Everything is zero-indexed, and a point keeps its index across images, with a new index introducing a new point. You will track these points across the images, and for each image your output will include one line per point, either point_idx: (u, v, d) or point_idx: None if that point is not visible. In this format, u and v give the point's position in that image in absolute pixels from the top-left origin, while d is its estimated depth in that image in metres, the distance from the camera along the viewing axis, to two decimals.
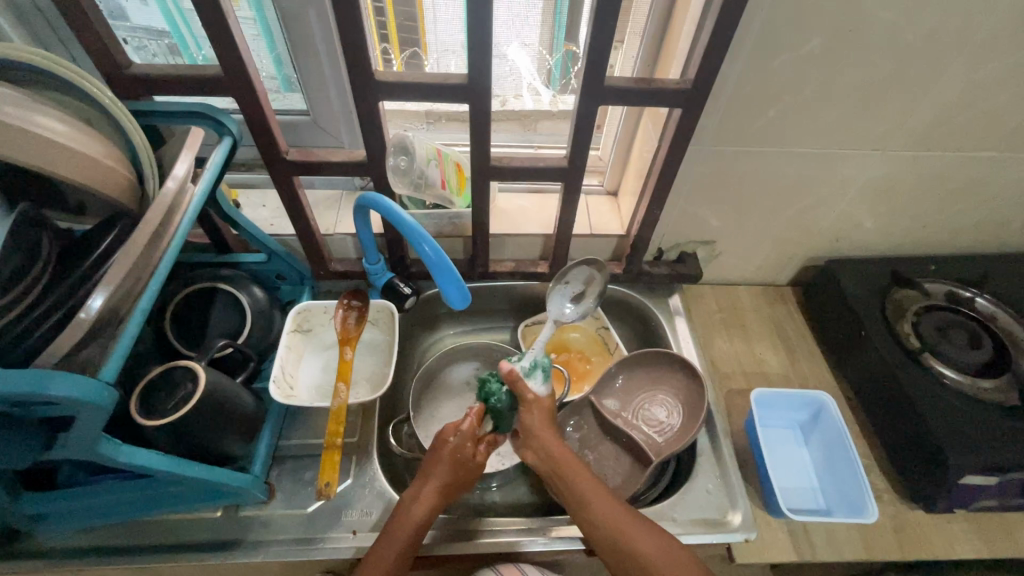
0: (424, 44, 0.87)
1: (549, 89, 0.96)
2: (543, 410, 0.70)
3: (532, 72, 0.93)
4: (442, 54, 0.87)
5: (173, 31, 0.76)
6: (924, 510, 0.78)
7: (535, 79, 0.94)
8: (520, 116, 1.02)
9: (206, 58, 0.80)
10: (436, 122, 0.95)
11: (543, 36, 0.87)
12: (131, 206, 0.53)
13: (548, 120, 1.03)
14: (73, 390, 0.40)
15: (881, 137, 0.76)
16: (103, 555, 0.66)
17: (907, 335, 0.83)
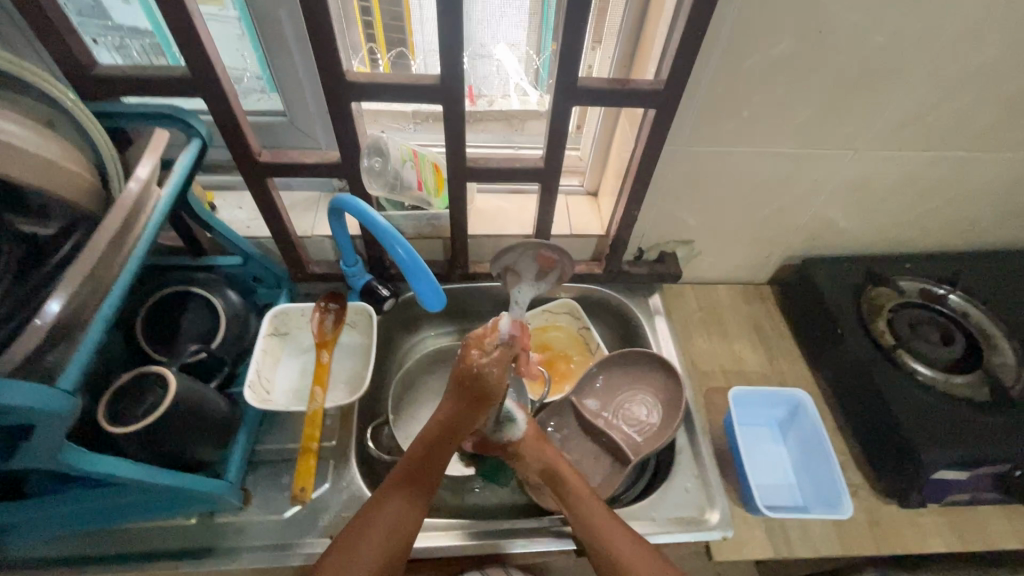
0: (410, 45, 0.87)
1: (537, 89, 0.95)
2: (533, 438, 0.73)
3: (520, 72, 0.93)
4: (429, 53, 0.88)
5: (156, 31, 0.75)
6: (898, 505, 0.79)
7: (523, 79, 0.94)
8: (505, 117, 0.98)
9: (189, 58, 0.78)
10: (422, 122, 0.94)
11: (530, 38, 0.88)
12: (94, 210, 0.52)
13: (535, 120, 1.00)
14: (28, 398, 0.39)
15: (852, 137, 0.76)
16: (73, 565, 0.65)
17: (881, 333, 0.85)
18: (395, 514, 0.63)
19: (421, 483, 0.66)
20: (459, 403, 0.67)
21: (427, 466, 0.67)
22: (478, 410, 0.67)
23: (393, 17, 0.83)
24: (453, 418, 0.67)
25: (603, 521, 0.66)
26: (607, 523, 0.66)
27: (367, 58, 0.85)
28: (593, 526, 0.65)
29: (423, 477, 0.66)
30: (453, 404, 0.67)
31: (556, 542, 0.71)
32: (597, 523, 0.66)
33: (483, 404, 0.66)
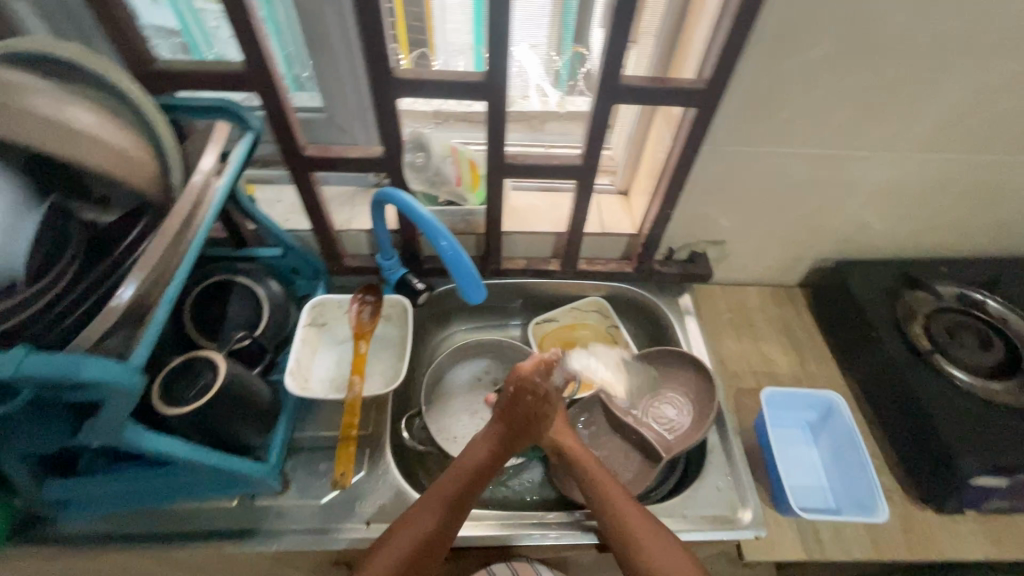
0: (432, 45, 0.88)
1: (557, 90, 0.95)
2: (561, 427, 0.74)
3: (540, 73, 0.93)
4: (450, 56, 0.88)
5: (184, 30, 0.77)
6: (934, 511, 0.78)
7: (544, 80, 0.94)
8: (528, 118, 1.01)
9: (216, 56, 0.81)
10: (443, 122, 0.94)
11: (552, 37, 0.88)
12: (156, 198, 0.53)
13: (554, 121, 1.02)
14: (103, 373, 0.41)
15: (893, 138, 0.76)
16: (124, 542, 0.67)
17: (917, 337, 0.84)
18: (436, 527, 0.63)
19: (466, 497, 0.66)
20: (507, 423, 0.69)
21: (474, 481, 0.67)
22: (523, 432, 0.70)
23: (417, 18, 0.84)
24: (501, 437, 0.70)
25: (650, 546, 0.63)
26: (656, 548, 0.63)
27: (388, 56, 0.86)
28: (637, 549, 0.63)
29: (469, 492, 0.66)
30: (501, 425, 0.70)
31: (588, 536, 0.72)
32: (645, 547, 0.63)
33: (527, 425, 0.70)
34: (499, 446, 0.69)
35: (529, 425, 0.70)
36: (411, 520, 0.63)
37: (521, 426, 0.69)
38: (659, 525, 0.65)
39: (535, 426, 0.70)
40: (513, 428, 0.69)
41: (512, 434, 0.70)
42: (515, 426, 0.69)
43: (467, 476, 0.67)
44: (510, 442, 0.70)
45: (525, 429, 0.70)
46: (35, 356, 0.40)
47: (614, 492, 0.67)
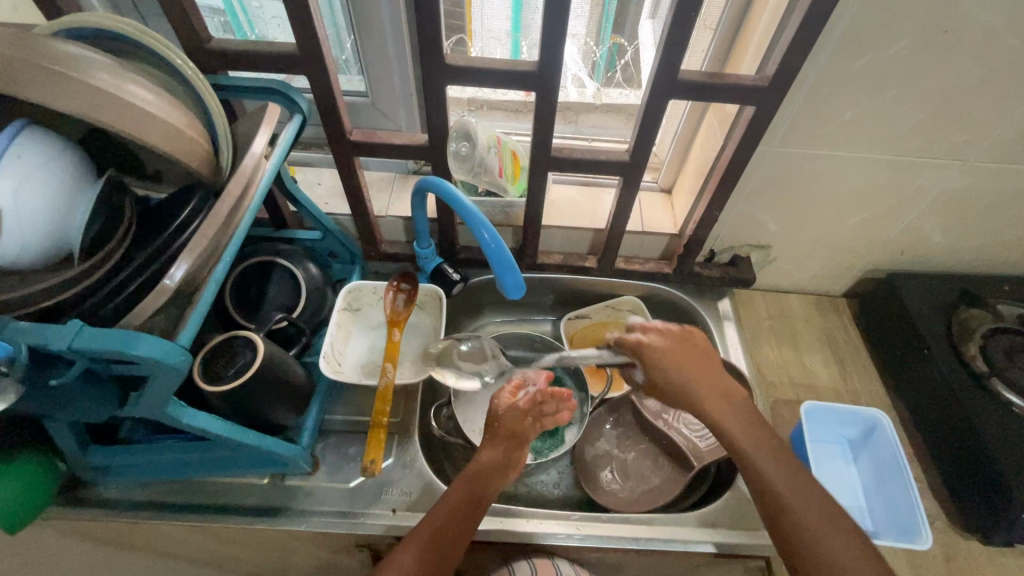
0: (469, 32, 0.85)
1: (593, 81, 0.93)
2: (694, 362, 0.64)
3: (577, 62, 0.90)
4: (487, 43, 0.86)
5: (227, 8, 0.77)
6: (979, 542, 0.74)
7: (581, 70, 0.92)
8: (562, 109, 0.97)
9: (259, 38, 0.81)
10: (477, 109, 0.93)
11: (590, 27, 0.84)
12: (207, 178, 0.53)
13: (590, 113, 0.97)
14: (154, 350, 0.42)
15: (964, 147, 0.71)
16: (160, 512, 0.69)
17: (972, 357, 0.77)
18: (455, 516, 0.61)
19: (481, 495, 0.63)
20: (505, 434, 0.69)
21: (490, 479, 0.65)
22: (518, 443, 0.69)
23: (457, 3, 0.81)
24: (499, 451, 0.67)
25: (813, 523, 0.51)
26: (829, 539, 0.50)
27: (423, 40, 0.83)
28: (797, 524, 0.51)
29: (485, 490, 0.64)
30: (497, 441, 0.68)
31: (613, 540, 0.71)
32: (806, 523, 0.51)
33: (522, 434, 0.69)
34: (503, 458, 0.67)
35: (516, 428, 0.69)
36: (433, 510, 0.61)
37: (510, 429, 0.69)
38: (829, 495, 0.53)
39: (521, 426, 0.69)
40: (502, 434, 0.68)
41: (508, 440, 0.68)
42: (503, 434, 0.69)
43: (479, 472, 0.65)
44: (513, 447, 0.68)
45: (514, 433, 0.69)
46: (90, 330, 0.40)
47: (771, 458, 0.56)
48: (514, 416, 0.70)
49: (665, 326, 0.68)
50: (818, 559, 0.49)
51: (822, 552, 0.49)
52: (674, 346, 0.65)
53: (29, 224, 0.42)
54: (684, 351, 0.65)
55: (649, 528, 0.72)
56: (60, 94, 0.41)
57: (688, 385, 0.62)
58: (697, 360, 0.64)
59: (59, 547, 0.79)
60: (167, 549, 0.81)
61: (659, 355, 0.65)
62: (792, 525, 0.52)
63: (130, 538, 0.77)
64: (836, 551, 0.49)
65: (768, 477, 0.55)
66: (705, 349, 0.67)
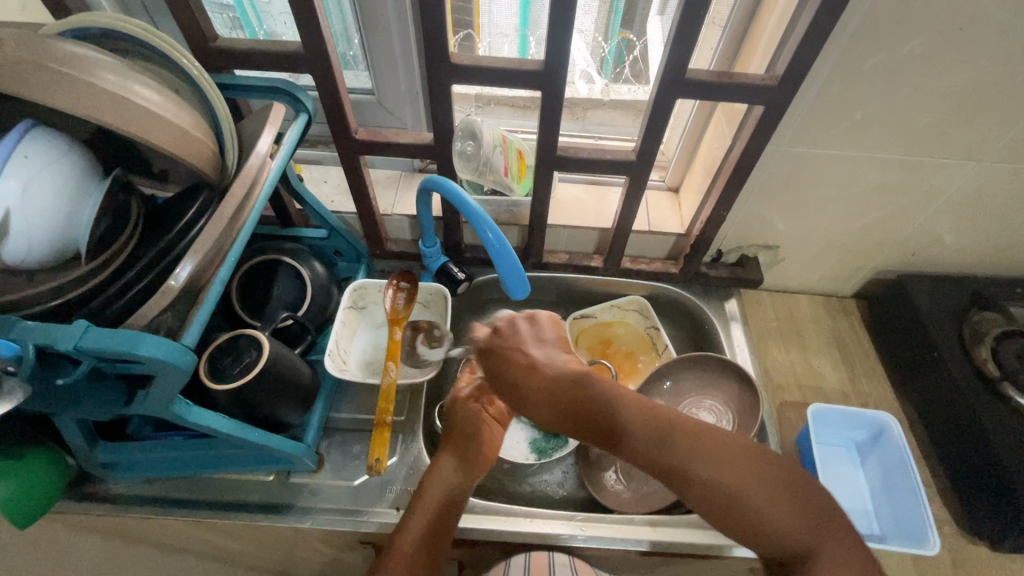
0: (478, 26, 0.84)
1: (602, 77, 0.92)
2: (524, 357, 0.56)
3: (586, 58, 0.89)
4: (495, 39, 0.86)
5: (237, 5, 0.77)
6: (988, 547, 0.74)
7: (589, 65, 0.91)
8: (570, 105, 0.96)
9: (267, 34, 0.81)
10: (485, 106, 0.93)
11: (598, 23, 0.83)
12: (212, 177, 0.53)
13: (598, 109, 0.97)
14: (159, 351, 0.42)
15: (979, 147, 0.70)
16: (167, 507, 0.70)
17: (985, 360, 0.76)
18: (436, 513, 0.62)
19: (454, 488, 0.64)
20: (457, 427, 0.70)
21: (460, 471, 0.66)
22: (471, 430, 0.69)
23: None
24: (456, 447, 0.68)
25: (742, 494, 0.45)
26: (764, 497, 0.45)
27: None
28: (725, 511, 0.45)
29: (458, 483, 0.65)
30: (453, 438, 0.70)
31: (616, 541, 0.71)
32: (739, 498, 0.45)
33: (472, 422, 0.70)
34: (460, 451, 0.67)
35: (464, 417, 0.71)
36: (411, 512, 0.62)
37: (460, 422, 0.70)
38: (735, 441, 0.48)
39: (469, 414, 0.71)
40: (455, 428, 0.70)
41: (460, 434, 0.69)
42: (455, 429, 0.70)
43: (449, 468, 0.66)
44: (467, 437, 0.69)
45: (466, 421, 0.70)
46: (96, 331, 0.40)
47: (670, 437, 0.47)
48: (462, 409, 0.72)
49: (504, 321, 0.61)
50: (763, 527, 0.44)
51: (769, 528, 0.44)
52: (511, 341, 0.59)
53: (35, 224, 0.43)
54: (524, 353, 0.57)
55: (654, 529, 0.71)
56: (65, 95, 0.42)
57: (520, 387, 0.54)
58: (535, 364, 0.55)
59: (71, 541, 0.81)
60: (175, 543, 0.82)
61: (498, 359, 0.58)
62: (722, 504, 0.45)
63: (139, 533, 0.78)
64: (769, 509, 0.44)
65: (663, 459, 0.47)
66: (550, 339, 0.59)
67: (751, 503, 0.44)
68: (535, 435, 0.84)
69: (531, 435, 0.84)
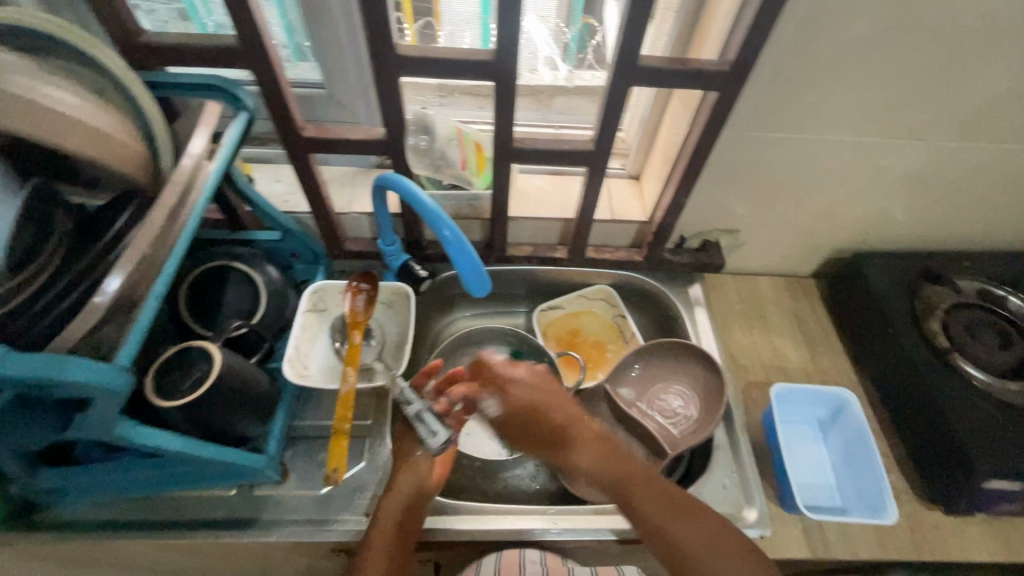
0: (437, 13, 0.81)
1: (565, 63, 0.91)
2: (557, 402, 0.71)
3: (549, 44, 0.88)
4: (455, 27, 0.82)
5: None
6: (942, 512, 0.76)
7: (553, 52, 0.89)
8: (533, 92, 0.94)
9: (217, 24, 0.76)
10: (448, 95, 0.90)
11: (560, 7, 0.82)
12: (142, 180, 0.51)
13: (563, 96, 0.95)
14: (85, 374, 0.39)
15: (924, 127, 0.72)
16: (122, 529, 0.67)
17: (937, 335, 0.80)
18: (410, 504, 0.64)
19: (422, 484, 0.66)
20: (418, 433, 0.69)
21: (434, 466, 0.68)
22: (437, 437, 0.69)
23: None
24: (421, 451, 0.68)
25: (695, 553, 0.60)
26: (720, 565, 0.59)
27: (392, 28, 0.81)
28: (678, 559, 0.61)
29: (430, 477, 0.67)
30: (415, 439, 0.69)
31: (590, 532, 0.71)
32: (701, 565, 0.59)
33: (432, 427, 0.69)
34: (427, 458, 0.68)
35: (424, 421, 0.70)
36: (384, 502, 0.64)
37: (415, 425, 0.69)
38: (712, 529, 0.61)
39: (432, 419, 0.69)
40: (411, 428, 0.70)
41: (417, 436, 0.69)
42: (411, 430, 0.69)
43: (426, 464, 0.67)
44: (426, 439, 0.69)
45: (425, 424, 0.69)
46: (14, 357, 0.37)
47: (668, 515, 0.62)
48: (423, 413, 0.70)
49: (535, 368, 0.74)
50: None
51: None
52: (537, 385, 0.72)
53: None
54: (551, 398, 0.71)
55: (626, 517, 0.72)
56: None
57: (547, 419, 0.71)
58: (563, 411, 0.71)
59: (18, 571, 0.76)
60: (134, 566, 0.78)
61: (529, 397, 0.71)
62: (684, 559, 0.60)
63: (93, 558, 0.74)
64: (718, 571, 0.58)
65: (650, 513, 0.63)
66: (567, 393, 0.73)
67: (703, 558, 0.59)
68: None
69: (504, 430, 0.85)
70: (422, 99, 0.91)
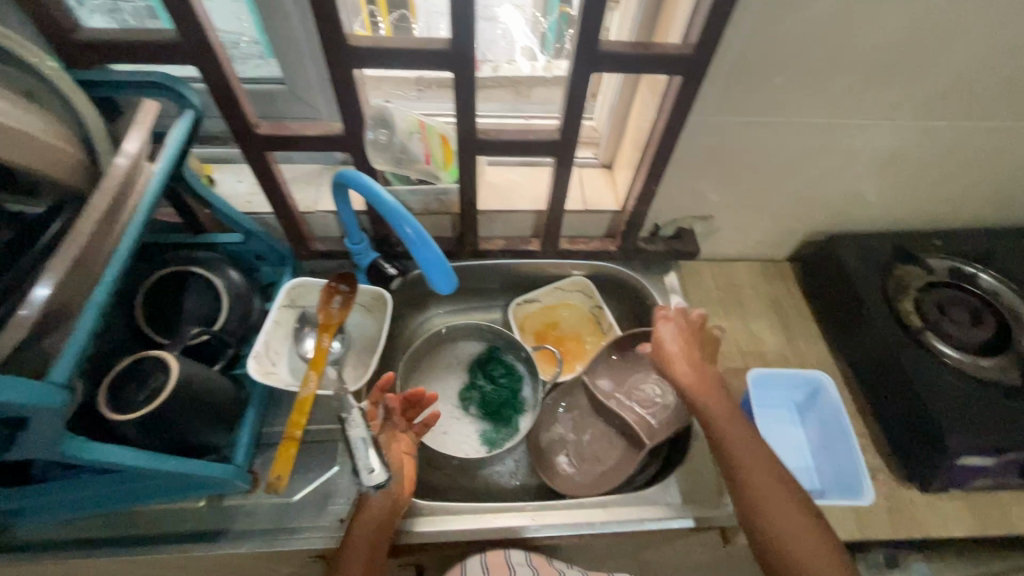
0: (413, 6, 0.79)
1: (544, 53, 0.89)
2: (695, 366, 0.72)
3: (526, 33, 0.87)
4: (431, 18, 0.80)
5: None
6: (918, 489, 0.77)
7: (530, 41, 0.87)
8: (513, 84, 0.91)
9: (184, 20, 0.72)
10: (426, 89, 0.88)
11: None
12: (81, 188, 0.49)
13: (542, 86, 0.92)
14: (18, 393, 0.37)
15: (891, 107, 0.71)
16: (86, 548, 0.65)
17: (909, 314, 0.81)
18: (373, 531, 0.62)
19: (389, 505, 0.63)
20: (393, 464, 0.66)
21: (393, 491, 0.64)
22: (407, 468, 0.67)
23: None
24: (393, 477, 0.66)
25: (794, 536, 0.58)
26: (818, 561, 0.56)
27: (366, 20, 0.78)
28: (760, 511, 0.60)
29: (390, 502, 0.64)
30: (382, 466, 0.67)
31: (569, 526, 0.70)
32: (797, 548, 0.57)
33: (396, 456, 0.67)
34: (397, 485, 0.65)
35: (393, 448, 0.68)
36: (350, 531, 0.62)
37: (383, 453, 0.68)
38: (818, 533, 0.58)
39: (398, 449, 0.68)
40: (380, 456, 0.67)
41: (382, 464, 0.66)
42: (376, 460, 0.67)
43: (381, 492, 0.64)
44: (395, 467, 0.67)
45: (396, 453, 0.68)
46: None
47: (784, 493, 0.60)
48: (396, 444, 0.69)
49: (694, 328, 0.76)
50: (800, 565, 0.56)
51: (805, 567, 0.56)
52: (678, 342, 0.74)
53: None
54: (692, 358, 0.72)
55: (605, 510, 0.71)
56: None
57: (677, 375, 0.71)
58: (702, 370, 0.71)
59: None
60: None
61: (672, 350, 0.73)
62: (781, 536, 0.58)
63: None
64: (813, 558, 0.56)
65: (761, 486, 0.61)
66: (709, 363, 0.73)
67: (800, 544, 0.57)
68: (487, 426, 0.84)
69: (483, 426, 0.84)
70: (402, 93, 0.88)
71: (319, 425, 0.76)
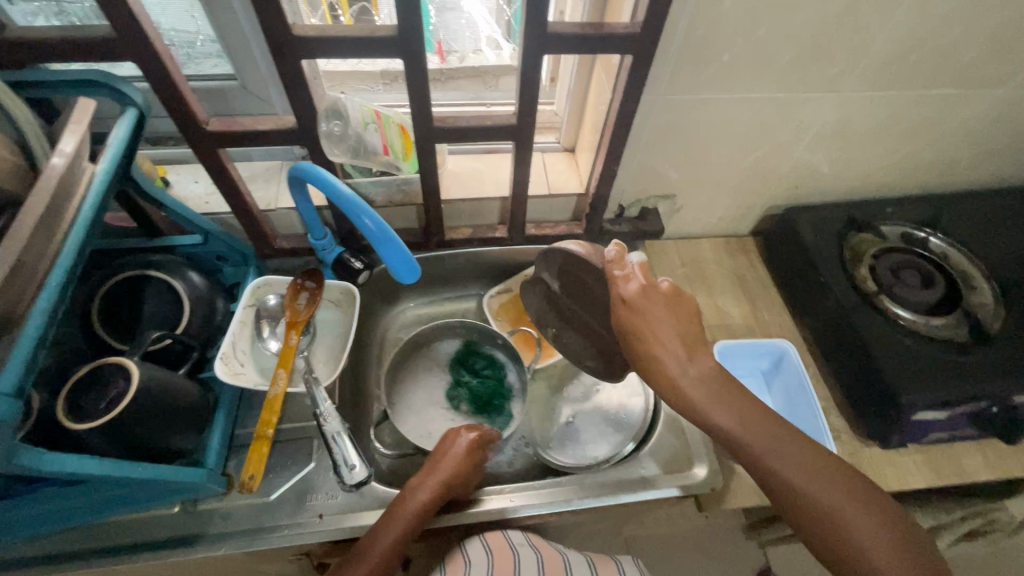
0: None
1: (509, 42, 0.88)
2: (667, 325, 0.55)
3: (490, 23, 0.86)
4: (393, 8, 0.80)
5: None
6: (879, 447, 0.80)
7: (494, 31, 0.87)
8: (479, 73, 0.92)
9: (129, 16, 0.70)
10: (392, 82, 0.88)
11: None
12: (17, 192, 0.47)
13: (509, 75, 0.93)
14: None
15: (835, 79, 0.73)
16: (59, 562, 0.64)
17: (864, 279, 0.84)
18: (450, 480, 0.65)
19: (416, 513, 0.62)
20: (439, 475, 0.65)
21: (470, 453, 0.68)
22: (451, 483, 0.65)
23: None
24: (430, 486, 0.64)
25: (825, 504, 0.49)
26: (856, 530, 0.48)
27: (326, 15, 0.77)
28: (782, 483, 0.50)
29: (468, 463, 0.67)
30: (426, 472, 0.65)
31: (548, 505, 0.71)
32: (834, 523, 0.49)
33: (445, 469, 0.65)
34: (432, 494, 0.63)
35: (445, 458, 0.67)
36: (417, 484, 0.64)
37: (434, 461, 0.67)
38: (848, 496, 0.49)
39: (453, 465, 0.66)
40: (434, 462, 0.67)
41: (428, 471, 0.66)
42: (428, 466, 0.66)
43: (465, 445, 0.68)
44: (436, 476, 0.65)
45: (446, 465, 0.66)
46: None
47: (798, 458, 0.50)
48: (456, 461, 0.67)
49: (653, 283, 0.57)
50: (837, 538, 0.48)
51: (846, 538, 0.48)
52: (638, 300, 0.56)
53: None
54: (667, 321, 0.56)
55: (581, 487, 0.73)
56: None
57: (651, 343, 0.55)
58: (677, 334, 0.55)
59: None
60: None
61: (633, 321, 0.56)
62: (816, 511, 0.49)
63: None
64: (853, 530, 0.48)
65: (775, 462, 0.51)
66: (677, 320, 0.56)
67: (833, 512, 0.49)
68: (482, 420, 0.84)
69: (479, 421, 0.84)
70: (366, 87, 0.88)
71: (293, 424, 0.75)
